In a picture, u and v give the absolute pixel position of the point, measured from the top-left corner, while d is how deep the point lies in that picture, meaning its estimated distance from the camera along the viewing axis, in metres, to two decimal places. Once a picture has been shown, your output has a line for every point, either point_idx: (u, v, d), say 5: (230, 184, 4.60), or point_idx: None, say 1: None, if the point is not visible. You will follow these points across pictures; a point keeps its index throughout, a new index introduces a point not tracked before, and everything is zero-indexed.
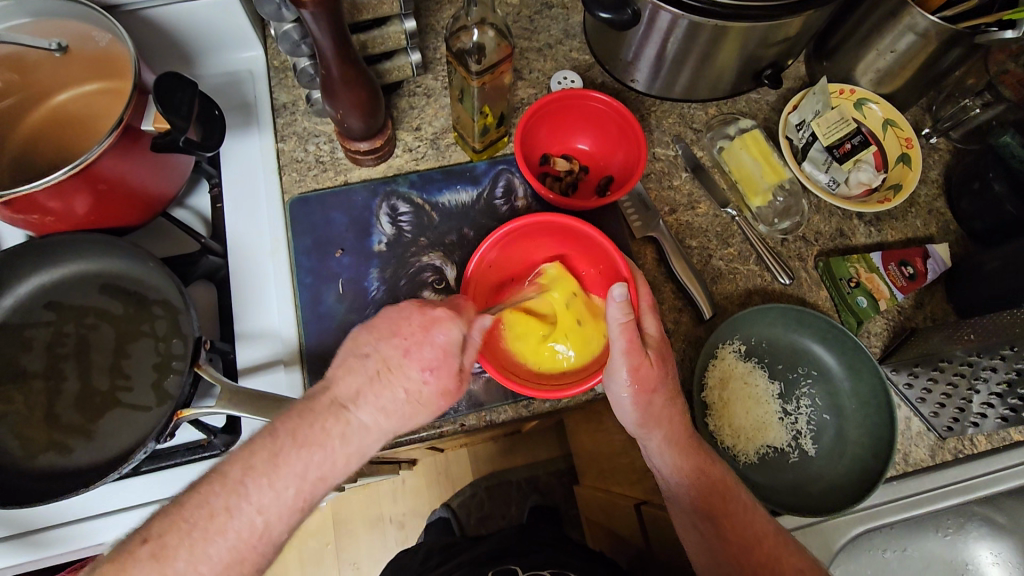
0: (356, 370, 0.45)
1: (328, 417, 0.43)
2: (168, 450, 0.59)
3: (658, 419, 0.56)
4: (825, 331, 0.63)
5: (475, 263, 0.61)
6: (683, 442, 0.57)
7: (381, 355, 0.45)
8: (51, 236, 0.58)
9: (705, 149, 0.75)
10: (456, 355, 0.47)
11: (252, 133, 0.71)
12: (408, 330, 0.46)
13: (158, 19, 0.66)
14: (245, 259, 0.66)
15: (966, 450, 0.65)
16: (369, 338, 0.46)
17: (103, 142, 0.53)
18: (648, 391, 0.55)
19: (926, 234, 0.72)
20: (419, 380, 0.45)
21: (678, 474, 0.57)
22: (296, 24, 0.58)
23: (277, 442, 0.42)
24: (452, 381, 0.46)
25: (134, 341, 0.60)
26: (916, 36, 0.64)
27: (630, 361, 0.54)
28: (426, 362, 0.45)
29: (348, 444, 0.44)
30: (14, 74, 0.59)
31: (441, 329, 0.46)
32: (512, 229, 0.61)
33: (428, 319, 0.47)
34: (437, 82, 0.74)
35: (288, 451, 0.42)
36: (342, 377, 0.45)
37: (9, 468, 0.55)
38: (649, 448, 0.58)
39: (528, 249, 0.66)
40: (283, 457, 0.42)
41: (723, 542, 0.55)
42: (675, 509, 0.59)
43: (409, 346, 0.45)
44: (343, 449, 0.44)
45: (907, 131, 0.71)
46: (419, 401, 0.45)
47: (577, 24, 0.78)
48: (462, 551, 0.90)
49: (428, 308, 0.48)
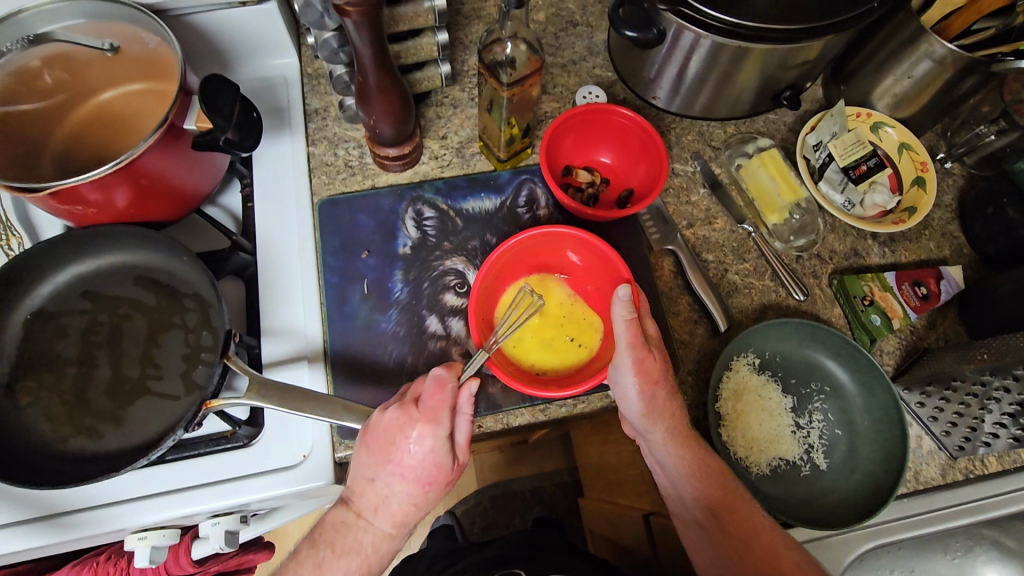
0: (372, 495, 0.55)
1: (359, 528, 0.55)
2: (193, 440, 0.61)
3: (662, 411, 0.58)
4: (838, 347, 0.65)
5: (482, 273, 0.62)
6: (683, 437, 0.59)
7: (386, 483, 0.54)
8: (91, 227, 0.60)
9: (723, 166, 0.77)
10: (446, 461, 0.55)
11: (284, 136, 0.73)
12: (398, 459, 0.53)
13: (200, 24, 0.69)
14: (273, 255, 0.68)
15: (976, 471, 0.66)
16: (369, 467, 0.54)
17: (148, 139, 0.56)
18: (653, 382, 0.57)
19: (940, 256, 0.73)
20: (418, 493, 0.55)
21: (680, 467, 0.58)
22: (336, 33, 0.61)
23: (319, 554, 0.54)
24: (448, 477, 0.56)
25: (165, 332, 0.61)
26: (932, 63, 0.66)
27: (635, 354, 0.56)
28: (421, 479, 0.54)
29: (377, 548, 0.56)
30: (65, 72, 0.62)
31: (420, 446, 0.53)
32: (518, 239, 0.64)
33: (409, 442, 0.53)
34: (465, 94, 0.77)
35: (330, 561, 0.54)
36: (362, 499, 0.55)
37: (42, 449, 0.56)
38: (651, 443, 0.59)
39: (535, 260, 0.68)
40: (326, 565, 0.54)
41: (721, 531, 0.57)
42: (677, 507, 0.61)
43: (403, 473, 0.54)
44: (375, 553, 0.56)
45: (922, 155, 0.73)
46: (423, 500, 0.55)
47: (601, 42, 0.81)
48: (468, 554, 0.91)
49: (411, 427, 0.53)
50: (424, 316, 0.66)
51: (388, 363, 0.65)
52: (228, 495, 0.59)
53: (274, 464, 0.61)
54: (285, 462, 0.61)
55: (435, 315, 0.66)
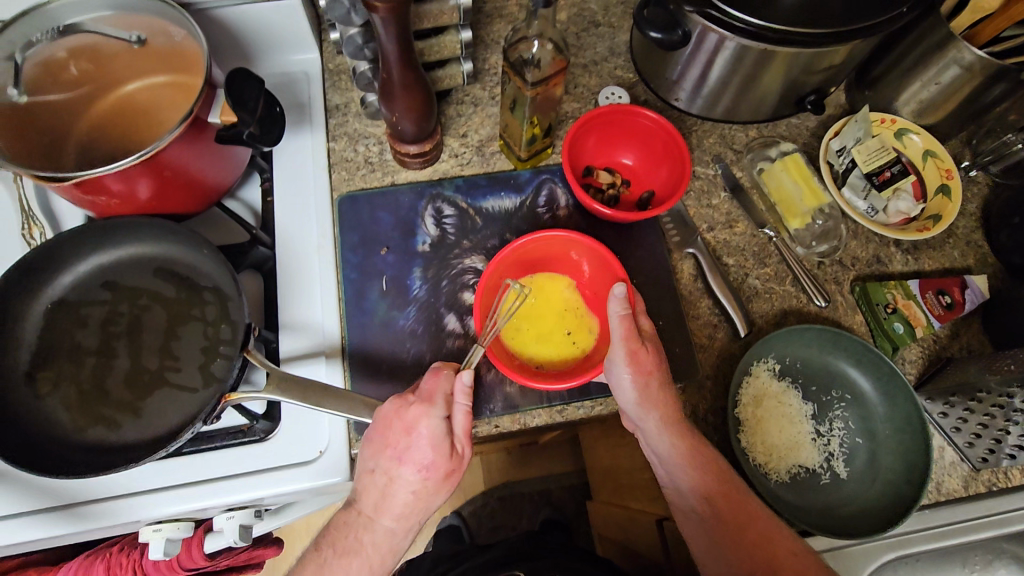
0: (373, 488, 0.55)
1: (359, 529, 0.55)
2: (210, 433, 0.61)
3: (655, 400, 0.58)
4: (861, 354, 0.64)
5: (493, 265, 0.63)
6: (678, 425, 0.59)
7: (385, 472, 0.54)
8: (114, 218, 0.60)
9: (744, 170, 0.76)
10: (443, 443, 0.54)
11: (305, 131, 0.73)
12: (396, 441, 0.53)
13: (224, 19, 0.69)
14: (292, 249, 0.68)
15: (1000, 483, 0.65)
16: (370, 457, 0.55)
17: (173, 132, 0.56)
18: (645, 373, 0.58)
19: (963, 265, 0.72)
20: (419, 480, 0.54)
21: (673, 453, 0.59)
22: (361, 29, 0.61)
23: (322, 555, 0.56)
24: (449, 464, 0.55)
25: (185, 324, 0.61)
26: (960, 70, 0.65)
27: (628, 346, 0.57)
28: (421, 463, 0.54)
29: (380, 548, 0.56)
30: (92, 63, 0.62)
31: (419, 427, 0.53)
32: (529, 238, 0.64)
33: (407, 423, 0.53)
34: (486, 92, 0.77)
35: (331, 562, 0.55)
36: (365, 494, 0.55)
37: (60, 439, 0.56)
38: (644, 431, 0.60)
39: (541, 259, 0.67)
40: (328, 567, 0.55)
41: (715, 516, 0.57)
42: (677, 500, 0.60)
43: (401, 456, 0.54)
44: (377, 553, 0.56)
45: (947, 162, 0.71)
46: (426, 489, 0.55)
47: (623, 43, 0.80)
48: (470, 557, 0.90)
49: (406, 408, 0.54)
50: (443, 314, 0.66)
51: (406, 360, 0.64)
52: (243, 488, 0.59)
53: (290, 459, 0.61)
54: (301, 458, 0.61)
55: (453, 313, 0.66)
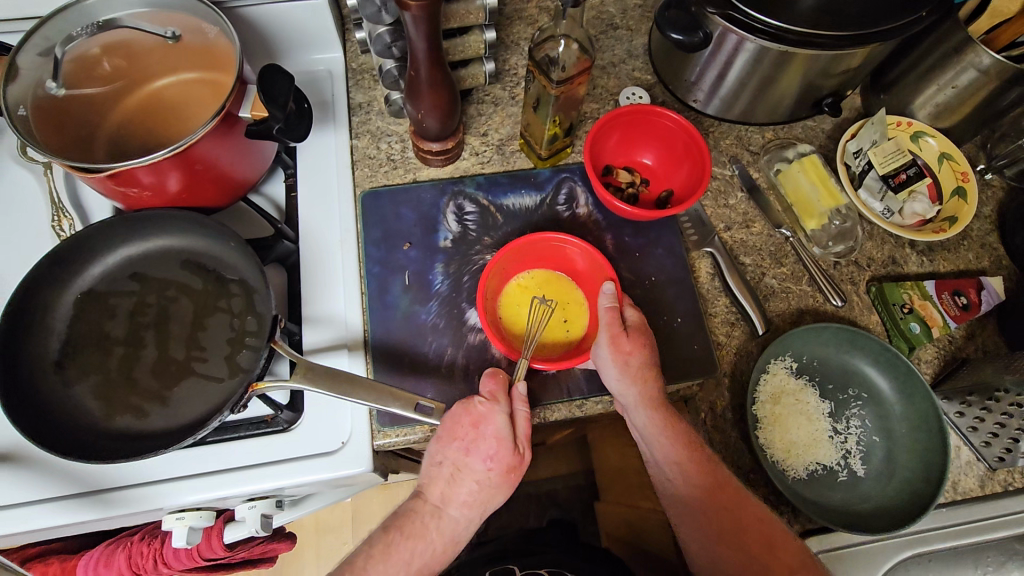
0: (440, 478, 0.57)
1: (428, 515, 0.57)
2: (235, 423, 0.62)
3: (635, 376, 0.59)
4: (877, 353, 0.65)
5: (499, 254, 0.65)
6: (654, 403, 0.59)
7: (453, 463, 0.57)
8: (144, 211, 0.62)
9: (762, 171, 0.77)
10: (508, 439, 0.57)
11: (328, 128, 0.75)
12: (464, 433, 0.56)
13: (252, 17, 0.71)
14: (317, 244, 0.69)
15: (1016, 483, 0.65)
16: (438, 449, 0.57)
17: (206, 126, 0.57)
18: (624, 352, 0.59)
19: (979, 267, 0.73)
20: (485, 471, 0.56)
21: (650, 426, 0.59)
22: (390, 27, 0.62)
23: (388, 538, 0.56)
24: (512, 458, 0.57)
25: (211, 316, 0.62)
26: (977, 73, 0.66)
27: (609, 332, 0.59)
28: (487, 454, 0.56)
29: (444, 535, 0.57)
30: (126, 58, 0.63)
31: (487, 422, 0.56)
32: (533, 237, 0.66)
33: (475, 416, 0.56)
34: (506, 92, 0.78)
35: (399, 544, 0.55)
36: (432, 485, 0.57)
37: (89, 426, 0.57)
38: (625, 405, 0.60)
39: (546, 257, 0.68)
40: (394, 547, 0.55)
41: (707, 509, 0.57)
42: (662, 484, 0.61)
43: (468, 447, 0.56)
44: (440, 539, 0.57)
45: (963, 165, 0.72)
46: (489, 484, 0.57)
47: (641, 45, 0.82)
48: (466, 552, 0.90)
49: (472, 403, 0.57)
50: (464, 309, 0.67)
51: (428, 355, 0.65)
52: (266, 477, 0.60)
53: (313, 449, 0.61)
54: (322, 449, 0.61)
55: (475, 308, 0.67)
